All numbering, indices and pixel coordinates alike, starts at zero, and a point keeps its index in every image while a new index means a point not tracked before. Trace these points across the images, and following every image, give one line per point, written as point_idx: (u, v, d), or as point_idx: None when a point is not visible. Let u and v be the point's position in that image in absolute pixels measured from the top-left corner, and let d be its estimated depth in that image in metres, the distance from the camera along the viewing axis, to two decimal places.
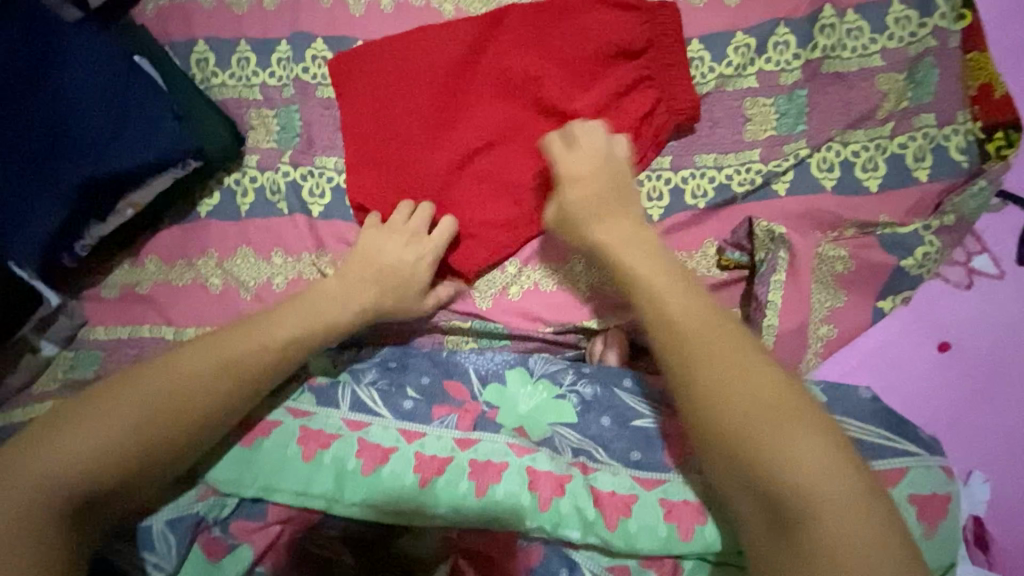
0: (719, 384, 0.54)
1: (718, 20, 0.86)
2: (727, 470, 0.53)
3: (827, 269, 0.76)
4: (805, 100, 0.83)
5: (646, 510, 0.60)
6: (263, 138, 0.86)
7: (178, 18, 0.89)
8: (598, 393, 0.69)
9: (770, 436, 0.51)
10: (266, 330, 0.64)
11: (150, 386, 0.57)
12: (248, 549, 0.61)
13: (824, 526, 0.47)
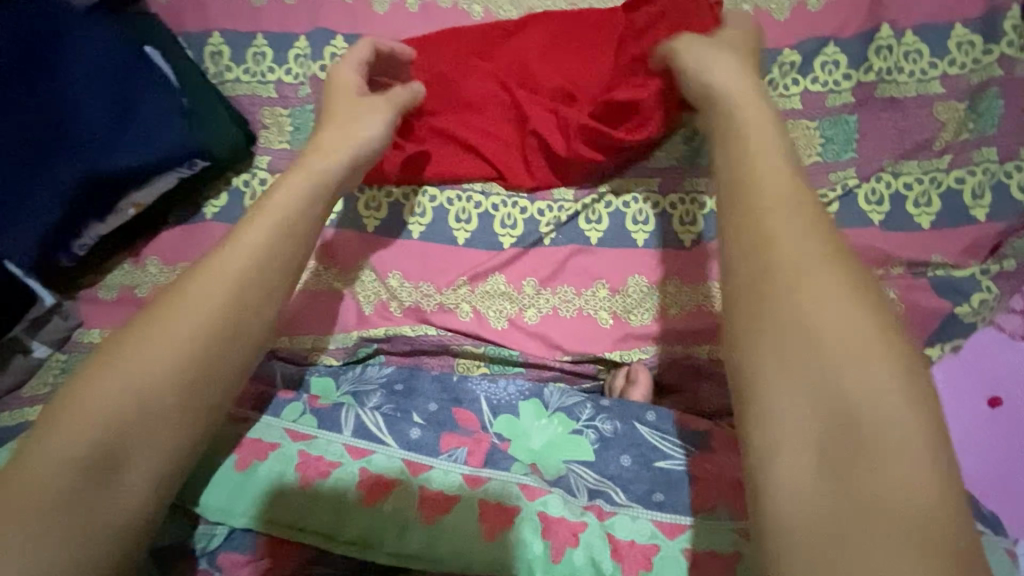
0: (778, 237, 0.43)
1: (763, 35, 0.80)
2: (775, 363, 0.40)
3: None
4: (854, 127, 0.77)
5: (670, 565, 0.52)
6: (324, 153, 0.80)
7: (193, 8, 0.84)
8: (618, 429, 0.64)
9: (827, 315, 0.39)
10: (231, 251, 0.50)
11: (56, 441, 0.41)
12: None
13: (863, 453, 0.35)
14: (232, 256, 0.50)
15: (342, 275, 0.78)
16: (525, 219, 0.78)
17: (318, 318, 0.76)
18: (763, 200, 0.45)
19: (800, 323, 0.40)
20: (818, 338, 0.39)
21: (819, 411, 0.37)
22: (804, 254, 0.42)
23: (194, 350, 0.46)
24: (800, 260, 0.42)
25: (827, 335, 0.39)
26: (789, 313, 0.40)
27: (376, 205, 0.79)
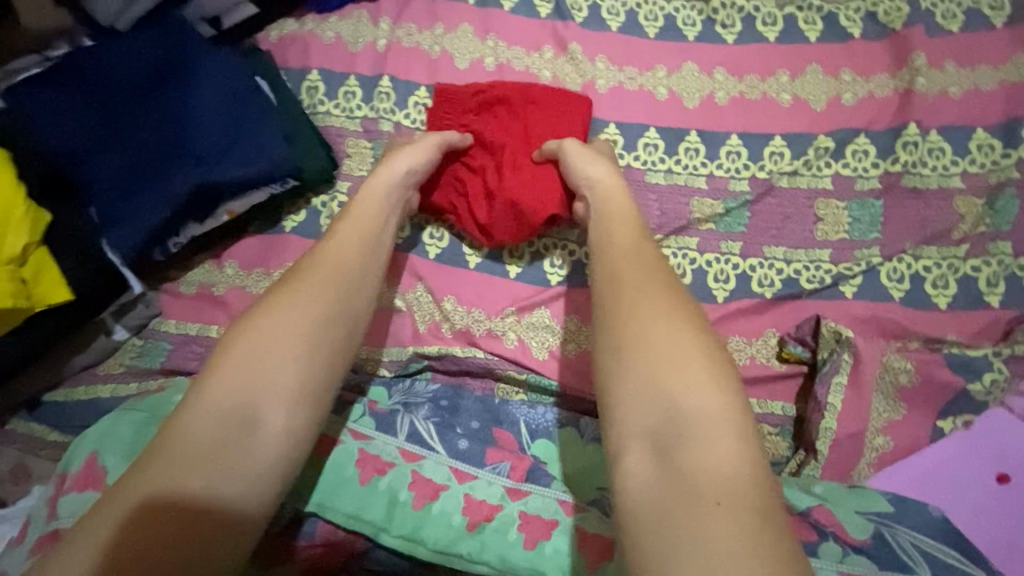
0: (605, 281, 0.64)
1: (800, 121, 0.89)
2: (634, 401, 0.55)
3: (889, 381, 0.76)
4: (879, 210, 0.85)
5: None
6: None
7: (296, 46, 0.95)
8: None
9: (654, 336, 0.57)
10: (330, 260, 0.66)
11: (193, 415, 0.55)
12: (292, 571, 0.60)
13: (689, 462, 0.50)
14: (331, 266, 0.65)
15: (402, 293, 0.85)
16: (573, 261, 0.85)
17: (375, 332, 0.83)
18: (604, 253, 0.67)
19: (646, 372, 0.55)
20: (654, 356, 0.56)
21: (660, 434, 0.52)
22: (609, 289, 0.63)
23: (294, 345, 0.59)
24: (613, 292, 0.62)
25: (646, 351, 0.57)
26: (633, 339, 0.58)
27: (439, 235, 0.87)
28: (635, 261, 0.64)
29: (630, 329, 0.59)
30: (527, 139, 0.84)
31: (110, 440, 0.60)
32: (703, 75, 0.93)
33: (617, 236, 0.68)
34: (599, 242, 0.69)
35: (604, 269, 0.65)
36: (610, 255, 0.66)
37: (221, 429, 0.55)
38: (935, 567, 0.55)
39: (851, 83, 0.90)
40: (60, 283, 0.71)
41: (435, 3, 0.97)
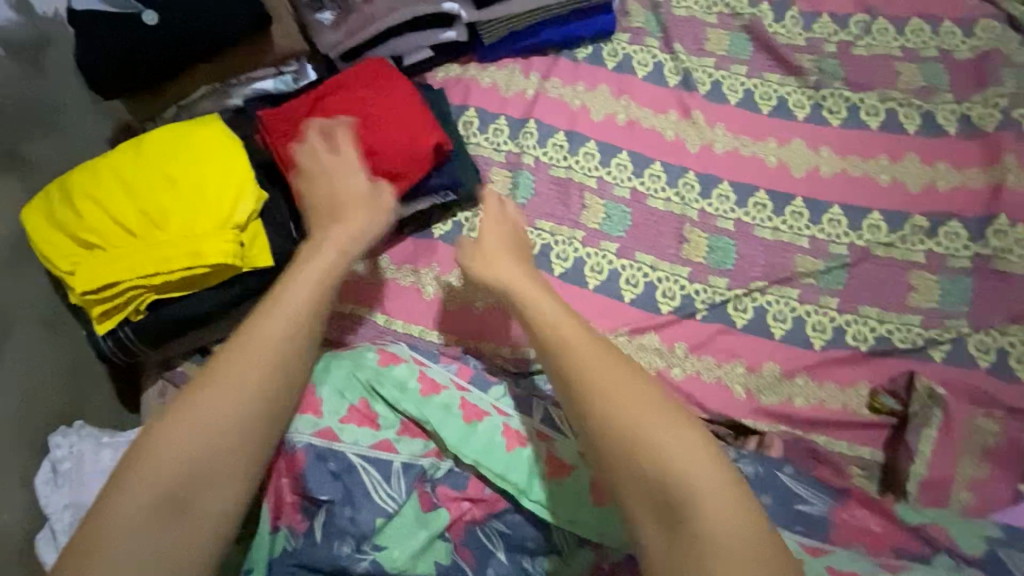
0: (552, 332, 0.68)
1: (897, 199, 1.00)
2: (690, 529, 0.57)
3: (977, 439, 0.82)
4: (968, 287, 0.94)
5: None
6: (593, 220, 1.03)
7: (458, 87, 1.14)
8: (766, 469, 0.77)
9: (614, 399, 0.63)
10: (283, 295, 0.69)
11: (162, 451, 0.61)
12: (446, 515, 0.70)
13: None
14: (279, 305, 0.68)
15: None
16: (682, 294, 0.97)
17: (503, 332, 0.94)
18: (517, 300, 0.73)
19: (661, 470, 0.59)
20: (592, 417, 0.63)
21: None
22: (579, 348, 0.66)
23: (256, 399, 0.64)
24: (544, 343, 0.68)
25: (629, 426, 0.61)
26: (579, 396, 0.64)
27: (564, 257, 1.01)
28: (584, 332, 0.68)
29: (572, 385, 0.65)
30: (360, 106, 0.92)
31: (320, 377, 0.73)
32: (809, 151, 1.05)
33: (546, 285, 0.75)
34: (559, 304, 0.72)
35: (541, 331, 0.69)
36: (534, 306, 0.72)
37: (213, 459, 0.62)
38: None
39: (945, 173, 1.01)
40: (267, 251, 0.85)
41: (577, 65, 1.14)
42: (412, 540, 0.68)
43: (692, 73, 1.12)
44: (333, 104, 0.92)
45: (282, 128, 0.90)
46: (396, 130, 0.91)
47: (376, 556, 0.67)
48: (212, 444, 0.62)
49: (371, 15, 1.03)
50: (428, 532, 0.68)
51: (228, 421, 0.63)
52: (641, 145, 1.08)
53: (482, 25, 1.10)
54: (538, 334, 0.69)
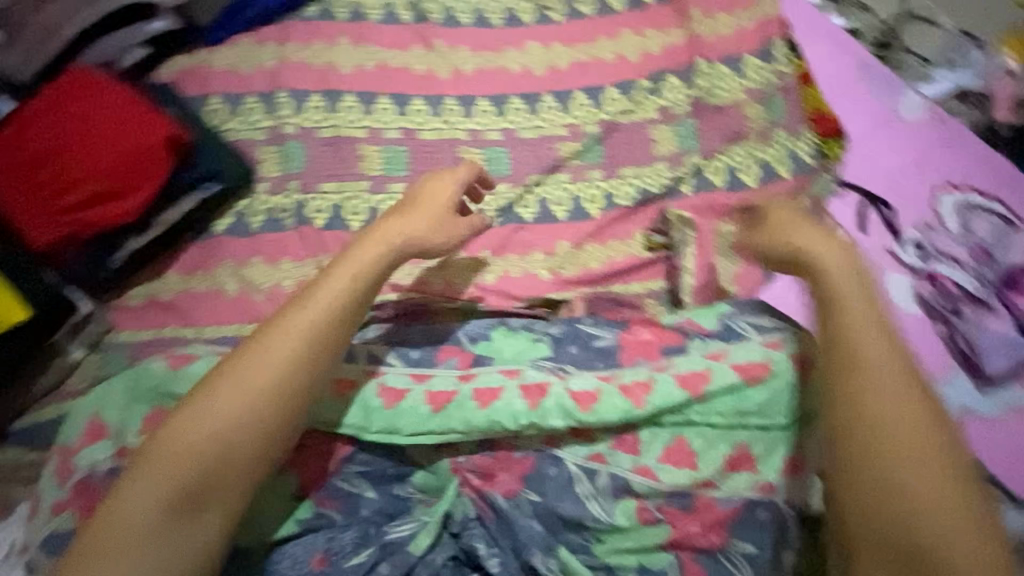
0: (851, 377, 0.72)
1: (623, 71, 1.14)
2: (850, 406, 0.73)
3: (724, 243, 1.00)
4: (694, 126, 1.10)
5: (612, 395, 0.76)
6: (372, 167, 1.04)
7: (193, 78, 1.07)
8: (566, 330, 0.84)
9: (905, 474, 0.67)
10: (257, 354, 0.71)
11: (214, 438, 0.68)
12: (293, 479, 0.77)
13: (904, 486, 0.67)
14: (263, 355, 0.72)
15: None
16: (474, 209, 1.04)
17: None
18: (851, 372, 0.72)
19: (844, 369, 0.74)
20: (868, 466, 0.70)
21: (861, 444, 0.71)
22: (840, 377, 0.74)
23: (269, 414, 0.70)
24: (854, 423, 0.72)
25: (890, 468, 0.68)
26: (852, 437, 0.72)
27: (357, 210, 1.01)
28: (865, 370, 0.72)
29: (855, 437, 0.72)
30: (63, 125, 0.89)
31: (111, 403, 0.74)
32: (544, 49, 1.15)
33: (867, 351, 0.73)
34: (847, 352, 0.74)
35: (840, 369, 0.74)
36: (852, 375, 0.72)
37: (226, 469, 0.68)
38: (762, 330, 0.82)
39: (654, 38, 1.16)
40: (15, 303, 0.83)
41: (310, 24, 1.13)
42: (269, 510, 0.75)
43: (423, 6, 1.16)
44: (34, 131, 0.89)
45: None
46: (109, 136, 0.89)
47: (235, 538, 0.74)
48: (202, 438, 0.68)
49: (48, 23, 0.99)
50: (279, 499, 0.75)
51: (219, 419, 0.69)
52: (396, 85, 1.10)
53: (192, 7, 1.07)
54: (840, 372, 0.74)
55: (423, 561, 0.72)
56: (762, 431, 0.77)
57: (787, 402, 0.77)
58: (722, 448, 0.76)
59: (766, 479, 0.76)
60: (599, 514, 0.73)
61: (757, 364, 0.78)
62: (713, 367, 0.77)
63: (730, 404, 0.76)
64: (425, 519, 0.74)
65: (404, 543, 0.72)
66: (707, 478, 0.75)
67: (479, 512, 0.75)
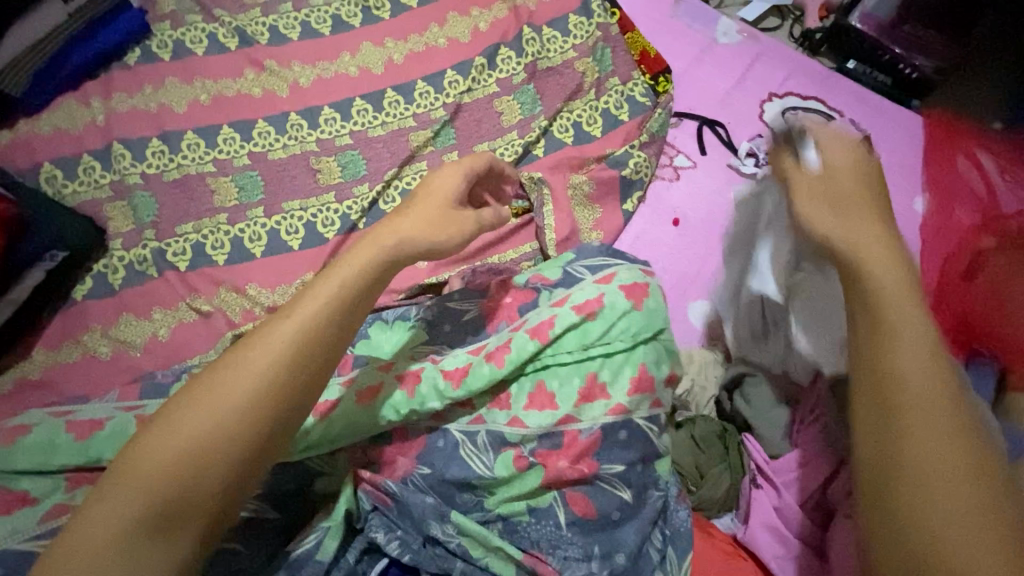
0: (890, 383, 0.51)
1: (458, 53, 1.16)
2: (862, 379, 0.53)
3: (580, 193, 1.05)
4: (534, 91, 1.14)
5: (478, 364, 0.84)
6: (229, 198, 1.04)
7: (20, 149, 1.04)
8: (437, 312, 0.93)
9: (931, 438, 0.48)
10: (268, 336, 0.57)
11: (152, 478, 0.51)
12: None
13: (940, 515, 0.45)
14: (269, 339, 0.56)
15: (207, 300, 0.96)
16: (339, 216, 1.04)
17: (200, 339, 0.94)
18: (873, 354, 0.53)
19: (874, 334, 0.53)
20: (880, 444, 0.50)
21: (883, 466, 0.49)
22: (868, 362, 0.53)
23: (267, 406, 0.54)
24: (907, 407, 0.49)
25: (938, 454, 0.47)
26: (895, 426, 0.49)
27: (221, 244, 1.01)
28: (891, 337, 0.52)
29: (882, 393, 0.51)
30: None
31: None
32: (377, 48, 1.16)
33: (887, 308, 0.54)
34: (868, 311, 0.54)
35: (887, 393, 0.50)
36: (886, 334, 0.52)
37: (207, 466, 0.52)
38: (594, 270, 0.92)
39: (481, 16, 1.19)
40: None
41: (134, 71, 1.10)
42: None
43: (248, 30, 1.16)
44: None
45: None
46: None
47: None
48: (146, 482, 0.51)
49: None
50: None
51: (177, 457, 0.51)
52: (235, 113, 1.09)
53: None
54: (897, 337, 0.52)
55: (337, 564, 0.76)
56: (606, 357, 0.85)
57: (626, 326, 0.86)
58: (576, 382, 0.84)
59: (618, 402, 0.83)
60: (483, 471, 0.81)
61: (592, 299, 0.87)
62: (557, 312, 0.86)
63: (575, 341, 0.85)
64: (328, 524, 0.77)
65: (308, 553, 0.74)
66: (566, 414, 0.83)
67: (376, 502, 0.78)
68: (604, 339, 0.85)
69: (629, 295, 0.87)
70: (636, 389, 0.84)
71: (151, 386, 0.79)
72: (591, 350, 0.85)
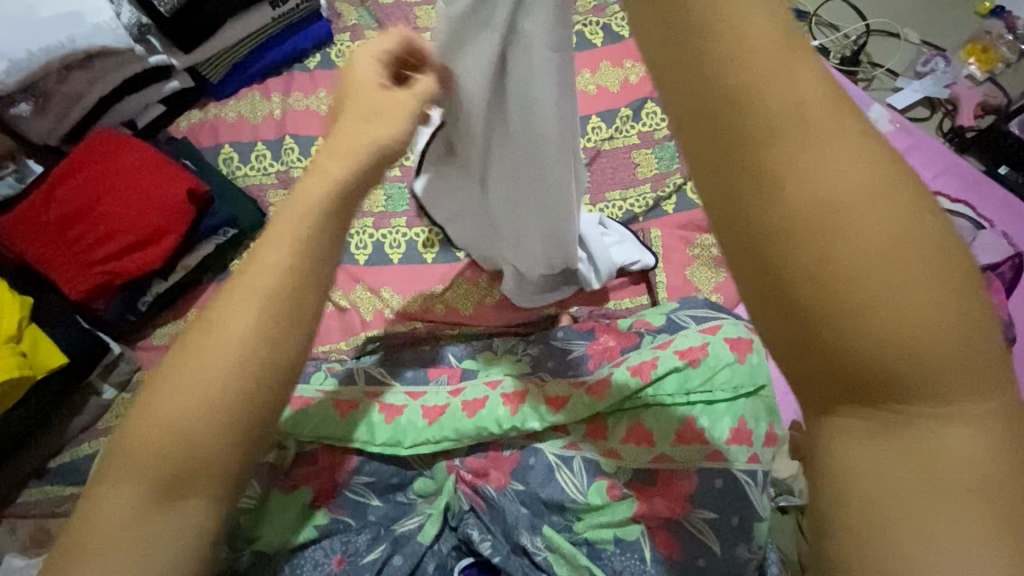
0: (775, 178, 0.36)
1: (606, 101, 1.20)
2: (726, 233, 0.39)
3: (707, 254, 1.07)
4: (674, 148, 1.17)
5: (580, 395, 0.82)
6: (376, 205, 1.12)
7: (206, 129, 1.14)
8: (542, 348, 0.91)
9: (843, 186, 0.35)
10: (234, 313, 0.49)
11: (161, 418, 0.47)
12: (308, 490, 0.80)
13: (876, 312, 0.34)
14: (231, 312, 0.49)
15: (345, 296, 1.04)
16: None
17: (333, 332, 1.02)
18: (752, 130, 0.37)
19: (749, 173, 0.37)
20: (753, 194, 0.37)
21: (796, 308, 0.36)
22: (712, 159, 0.38)
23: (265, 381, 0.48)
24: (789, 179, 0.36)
25: (863, 234, 0.35)
26: (760, 199, 0.36)
27: (364, 245, 1.09)
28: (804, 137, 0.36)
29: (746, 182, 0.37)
30: (101, 184, 0.94)
31: None
32: None
33: (787, 90, 0.37)
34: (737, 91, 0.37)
35: (742, 143, 0.37)
36: (750, 114, 0.36)
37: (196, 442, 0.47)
38: (698, 319, 0.87)
39: (632, 68, 1.23)
40: (55, 349, 0.86)
41: (311, 73, 1.18)
42: (283, 519, 0.78)
43: None
44: (69, 183, 0.94)
45: (25, 222, 0.93)
46: (136, 200, 0.94)
47: (253, 548, 0.76)
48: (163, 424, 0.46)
49: (73, 92, 1.00)
50: (295, 507, 0.78)
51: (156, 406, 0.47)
52: None
53: (200, 65, 1.12)
54: (719, 149, 0.38)
55: (431, 550, 0.78)
56: (708, 404, 0.80)
57: (729, 378, 0.81)
58: (674, 421, 0.80)
59: (715, 449, 0.78)
60: (575, 495, 0.79)
61: (697, 346, 0.83)
62: (659, 354, 0.83)
63: (675, 383, 0.81)
64: (429, 511, 0.80)
65: (411, 535, 0.78)
66: (662, 452, 0.79)
67: (472, 502, 0.81)
68: (707, 388, 0.80)
69: (731, 348, 0.83)
70: (735, 441, 0.78)
71: (297, 370, 0.89)
72: (690, 397, 0.80)
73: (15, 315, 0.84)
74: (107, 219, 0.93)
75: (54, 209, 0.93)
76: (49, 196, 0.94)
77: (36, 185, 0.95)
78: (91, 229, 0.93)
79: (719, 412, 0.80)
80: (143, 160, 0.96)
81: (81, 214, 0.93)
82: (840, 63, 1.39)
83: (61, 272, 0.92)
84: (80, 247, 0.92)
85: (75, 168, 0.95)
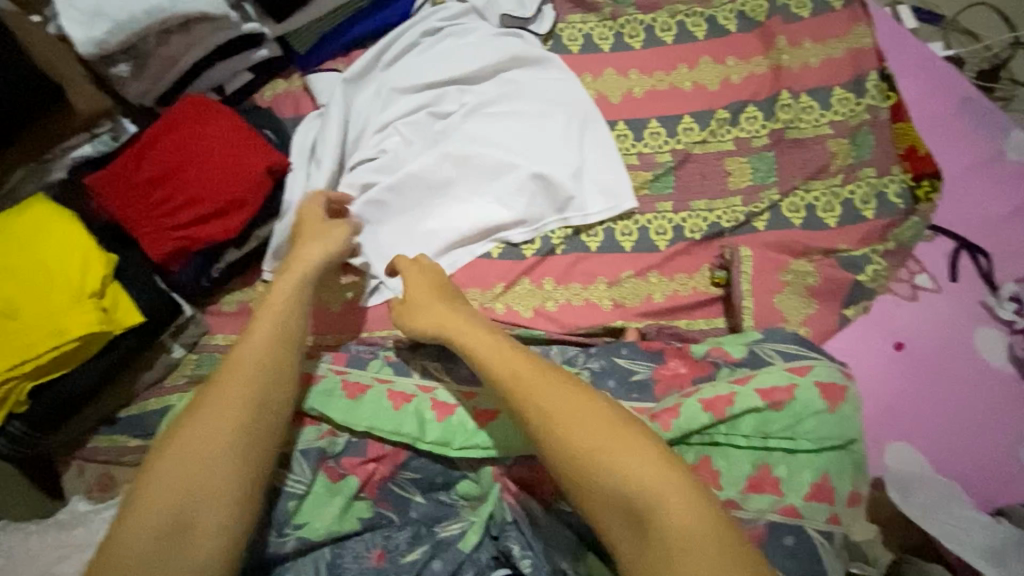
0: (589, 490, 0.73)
1: (701, 100, 1.11)
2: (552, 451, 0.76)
3: (800, 281, 0.98)
4: (773, 160, 1.06)
5: (642, 422, 0.76)
6: None
7: (289, 101, 1.13)
8: (604, 366, 0.85)
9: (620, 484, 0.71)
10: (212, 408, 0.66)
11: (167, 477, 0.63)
12: (355, 479, 0.79)
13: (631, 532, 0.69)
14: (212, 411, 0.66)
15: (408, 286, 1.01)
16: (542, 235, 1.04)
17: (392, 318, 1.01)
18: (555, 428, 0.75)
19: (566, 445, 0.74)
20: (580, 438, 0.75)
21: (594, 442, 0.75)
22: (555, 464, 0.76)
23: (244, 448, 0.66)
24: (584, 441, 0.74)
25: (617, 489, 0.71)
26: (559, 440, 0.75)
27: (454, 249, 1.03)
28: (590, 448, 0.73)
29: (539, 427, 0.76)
30: (189, 152, 0.96)
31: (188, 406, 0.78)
32: (620, 77, 1.13)
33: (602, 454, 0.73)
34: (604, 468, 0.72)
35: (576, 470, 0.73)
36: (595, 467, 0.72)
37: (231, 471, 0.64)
38: (786, 356, 0.79)
39: (735, 66, 1.12)
40: (133, 308, 0.89)
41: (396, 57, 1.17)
42: (329, 508, 0.77)
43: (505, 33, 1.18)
44: (157, 146, 0.96)
45: (112, 180, 0.94)
46: (219, 170, 0.95)
47: (299, 534, 0.75)
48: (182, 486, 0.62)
49: (169, 56, 1.01)
50: (342, 497, 0.77)
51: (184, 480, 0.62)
52: None
53: (289, 35, 1.11)
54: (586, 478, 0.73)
55: (472, 558, 0.75)
56: (785, 451, 0.73)
57: (815, 427, 0.73)
58: (746, 466, 0.74)
59: (789, 503, 0.71)
60: None
61: (782, 387, 0.74)
62: (737, 390, 0.75)
63: (753, 422, 0.74)
64: (471, 518, 0.77)
65: (453, 542, 0.76)
66: (728, 497, 0.73)
67: (514, 514, 0.77)
68: (786, 436, 0.73)
69: (823, 396, 0.74)
70: (814, 496, 0.71)
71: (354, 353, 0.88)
72: (768, 442, 0.73)
73: (101, 270, 0.87)
74: (191, 186, 0.94)
75: (141, 169, 0.95)
76: (137, 156, 0.95)
77: (127, 146, 0.98)
78: (176, 195, 0.95)
79: (797, 460, 0.73)
80: (229, 129, 0.97)
81: (168, 179, 0.95)
82: (978, 77, 1.22)
83: (143, 233, 0.94)
84: (165, 212, 0.94)
85: (161, 133, 0.96)
